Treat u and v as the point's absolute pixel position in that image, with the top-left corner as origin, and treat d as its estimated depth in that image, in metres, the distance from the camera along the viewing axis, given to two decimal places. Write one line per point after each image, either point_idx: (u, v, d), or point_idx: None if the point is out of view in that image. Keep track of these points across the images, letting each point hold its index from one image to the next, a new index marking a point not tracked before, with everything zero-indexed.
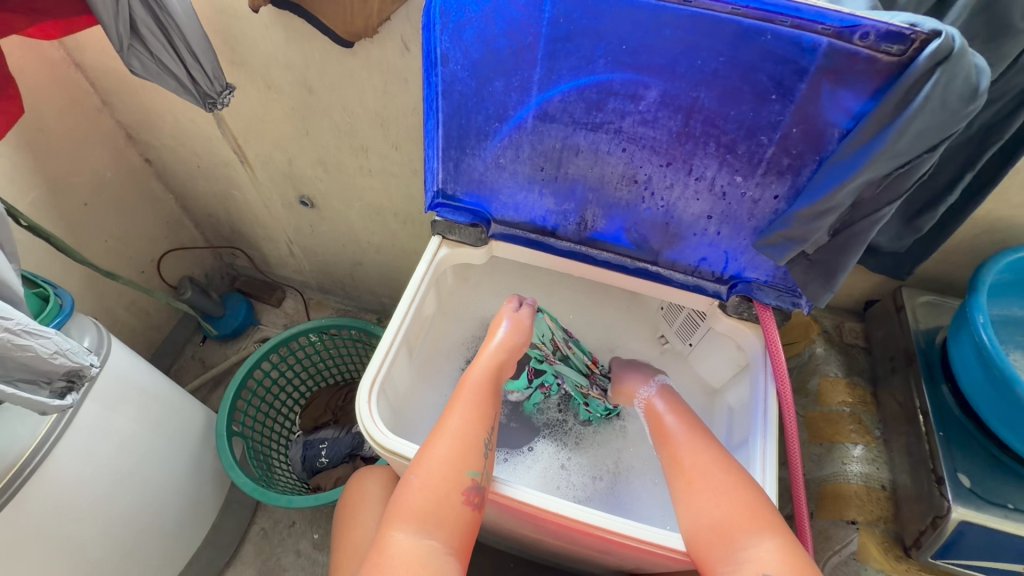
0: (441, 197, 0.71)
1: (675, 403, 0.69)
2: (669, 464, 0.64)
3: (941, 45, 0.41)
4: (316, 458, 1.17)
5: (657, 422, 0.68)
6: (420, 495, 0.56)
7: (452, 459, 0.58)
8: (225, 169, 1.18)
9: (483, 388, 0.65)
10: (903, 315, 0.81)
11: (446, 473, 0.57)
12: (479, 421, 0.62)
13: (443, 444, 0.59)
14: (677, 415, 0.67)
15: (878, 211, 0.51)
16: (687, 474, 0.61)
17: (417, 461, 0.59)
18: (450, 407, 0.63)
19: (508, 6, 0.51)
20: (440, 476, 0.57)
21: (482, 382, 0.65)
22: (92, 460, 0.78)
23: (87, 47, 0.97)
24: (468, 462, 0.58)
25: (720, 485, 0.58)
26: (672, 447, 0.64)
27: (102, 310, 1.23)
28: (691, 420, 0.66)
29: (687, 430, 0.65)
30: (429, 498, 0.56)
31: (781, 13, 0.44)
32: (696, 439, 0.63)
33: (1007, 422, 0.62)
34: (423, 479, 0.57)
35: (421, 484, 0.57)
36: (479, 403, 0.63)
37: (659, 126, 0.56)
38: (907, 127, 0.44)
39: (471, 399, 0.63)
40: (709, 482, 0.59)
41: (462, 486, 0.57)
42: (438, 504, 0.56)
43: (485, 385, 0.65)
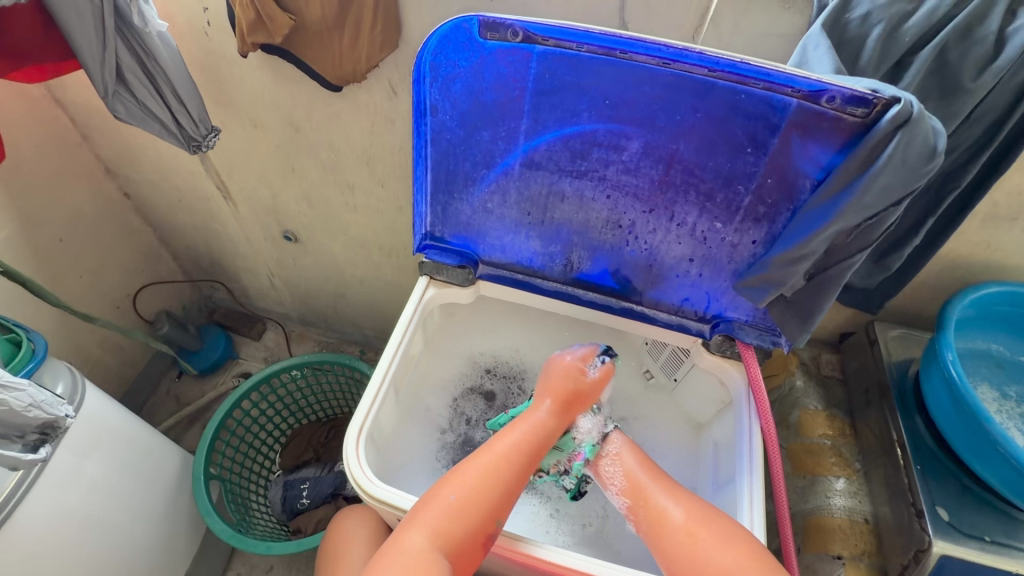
0: (429, 238, 0.72)
1: (643, 461, 0.65)
2: (653, 525, 0.61)
3: (901, 109, 0.44)
4: (298, 498, 1.13)
5: (632, 477, 0.64)
6: (450, 520, 0.57)
7: (485, 501, 0.59)
8: (207, 203, 1.17)
9: (544, 440, 0.64)
10: (876, 348, 0.84)
11: (479, 513, 0.58)
12: (522, 468, 0.62)
13: (482, 479, 0.59)
14: (653, 479, 0.64)
15: (849, 258, 0.53)
16: (684, 527, 0.59)
17: (457, 484, 0.59)
18: (498, 440, 0.63)
19: (497, 62, 0.53)
20: (472, 510, 0.58)
21: (539, 433, 0.64)
22: (61, 512, 0.75)
23: (70, 85, 0.97)
24: (497, 510, 0.59)
25: (716, 531, 0.58)
26: (656, 506, 0.61)
27: (74, 347, 1.19)
28: (667, 482, 0.63)
29: (667, 489, 0.62)
30: (455, 526, 0.57)
31: (753, 77, 0.47)
32: (678, 494, 0.62)
33: (979, 455, 0.64)
34: (459, 505, 0.58)
35: (454, 508, 0.57)
36: (533, 450, 0.63)
37: (641, 175, 0.58)
38: (874, 183, 0.47)
39: (527, 445, 0.63)
40: (708, 528, 0.58)
41: (485, 529, 0.58)
42: (462, 537, 0.56)
43: (547, 438, 0.64)
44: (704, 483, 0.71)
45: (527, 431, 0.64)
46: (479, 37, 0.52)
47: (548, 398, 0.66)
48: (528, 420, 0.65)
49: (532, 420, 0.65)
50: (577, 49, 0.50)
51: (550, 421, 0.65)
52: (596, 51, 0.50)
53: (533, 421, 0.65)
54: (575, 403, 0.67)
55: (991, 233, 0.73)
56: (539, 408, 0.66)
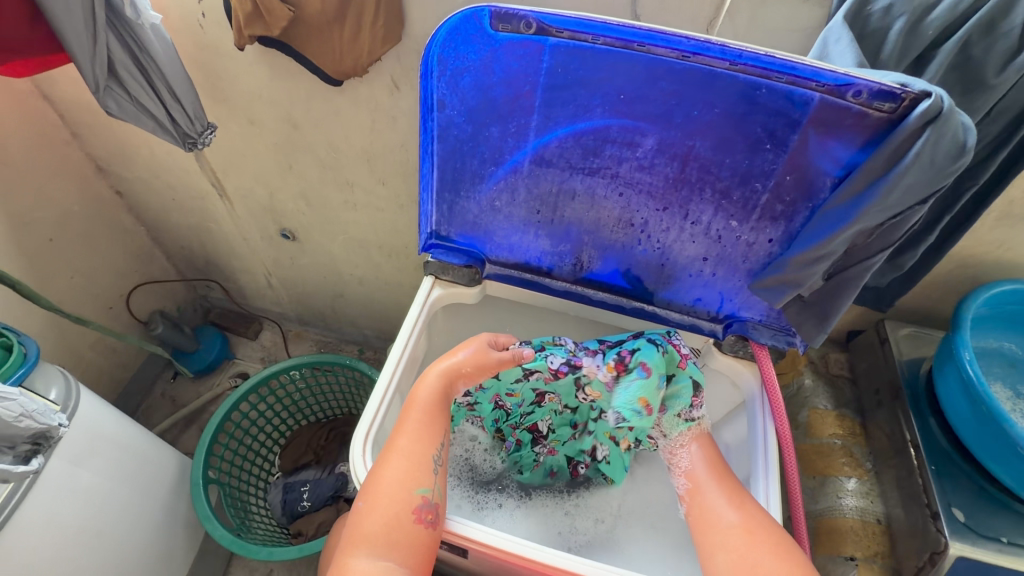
0: (435, 237, 0.70)
1: (713, 461, 0.63)
2: (704, 518, 0.59)
3: (930, 105, 0.42)
4: (298, 501, 1.12)
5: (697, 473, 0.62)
6: (370, 521, 0.54)
7: (400, 477, 0.56)
8: (201, 202, 1.15)
9: (435, 401, 0.62)
10: (886, 347, 0.83)
11: (395, 494, 0.55)
12: (428, 435, 0.60)
13: (393, 463, 0.57)
14: (716, 475, 0.62)
15: (870, 258, 0.52)
16: (738, 526, 0.56)
17: (365, 486, 0.57)
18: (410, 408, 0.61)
19: (507, 55, 0.51)
20: (383, 498, 0.55)
21: (438, 392, 0.62)
22: (55, 522, 0.72)
23: (58, 80, 0.93)
24: (414, 480, 0.56)
25: (773, 538, 0.54)
26: (710, 501, 0.59)
27: (66, 349, 1.16)
28: (728, 480, 0.61)
29: (728, 487, 0.60)
30: (377, 523, 0.54)
31: (777, 71, 0.45)
32: (737, 494, 0.59)
33: (996, 457, 0.63)
34: (370, 504, 0.55)
35: (364, 510, 0.55)
36: (431, 414, 0.61)
37: (655, 172, 0.57)
38: (900, 181, 0.45)
39: (423, 409, 0.61)
40: (763, 533, 0.55)
41: (411, 505, 0.55)
42: (387, 528, 0.54)
43: (439, 396, 0.62)
44: None
45: (430, 392, 0.62)
46: (489, 29, 0.50)
47: (453, 355, 0.64)
48: (424, 385, 0.63)
49: (432, 379, 0.63)
50: (593, 41, 0.48)
51: (445, 378, 0.63)
52: (612, 44, 0.48)
53: (428, 383, 0.63)
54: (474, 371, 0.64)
55: (1004, 232, 0.72)
56: (430, 371, 0.64)
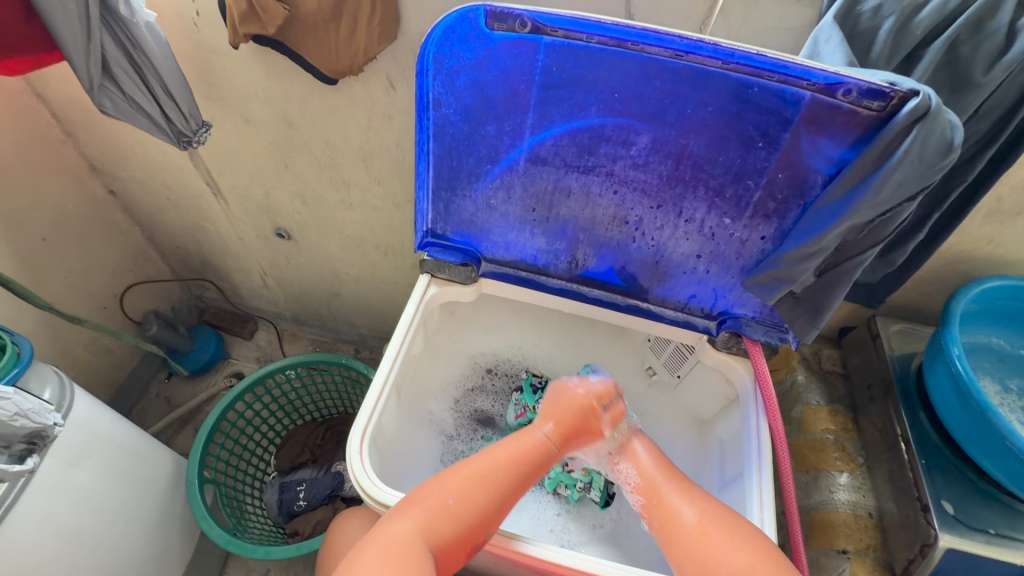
0: (430, 236, 0.70)
1: (659, 462, 0.65)
2: (664, 523, 0.59)
3: (919, 103, 0.43)
4: (294, 500, 1.11)
5: (646, 476, 0.63)
6: (444, 522, 0.55)
7: (484, 512, 0.57)
8: (197, 201, 1.14)
9: (536, 463, 0.62)
10: (878, 343, 0.84)
11: (473, 520, 0.56)
12: (519, 487, 0.60)
13: (477, 487, 0.58)
14: (667, 478, 0.63)
15: (861, 254, 0.53)
16: (696, 526, 0.57)
17: (457, 486, 0.57)
18: (501, 450, 0.61)
19: (503, 54, 0.52)
20: (468, 517, 0.56)
21: (540, 455, 0.62)
22: (51, 522, 0.72)
23: (51, 79, 0.93)
24: (491, 522, 0.57)
25: (732, 531, 0.55)
26: (669, 504, 0.60)
27: (60, 350, 1.15)
28: (682, 481, 0.62)
29: (681, 488, 0.61)
30: (450, 530, 0.55)
31: (769, 69, 0.46)
32: (690, 493, 0.60)
33: (985, 450, 0.64)
34: (457, 509, 0.56)
35: (452, 511, 0.55)
36: (531, 469, 0.61)
37: (650, 170, 0.57)
38: (890, 178, 0.46)
39: (526, 463, 0.61)
40: (722, 527, 0.56)
41: (476, 538, 0.56)
42: (454, 540, 0.55)
43: (542, 462, 0.62)
44: (708, 479, 0.71)
45: (529, 450, 0.62)
46: (485, 28, 0.50)
47: (551, 420, 0.65)
48: (535, 437, 0.64)
49: (536, 439, 0.63)
50: (587, 40, 0.48)
51: (553, 444, 0.63)
52: (606, 43, 0.48)
53: (534, 440, 0.63)
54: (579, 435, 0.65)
55: (993, 229, 0.73)
56: (540, 430, 0.64)
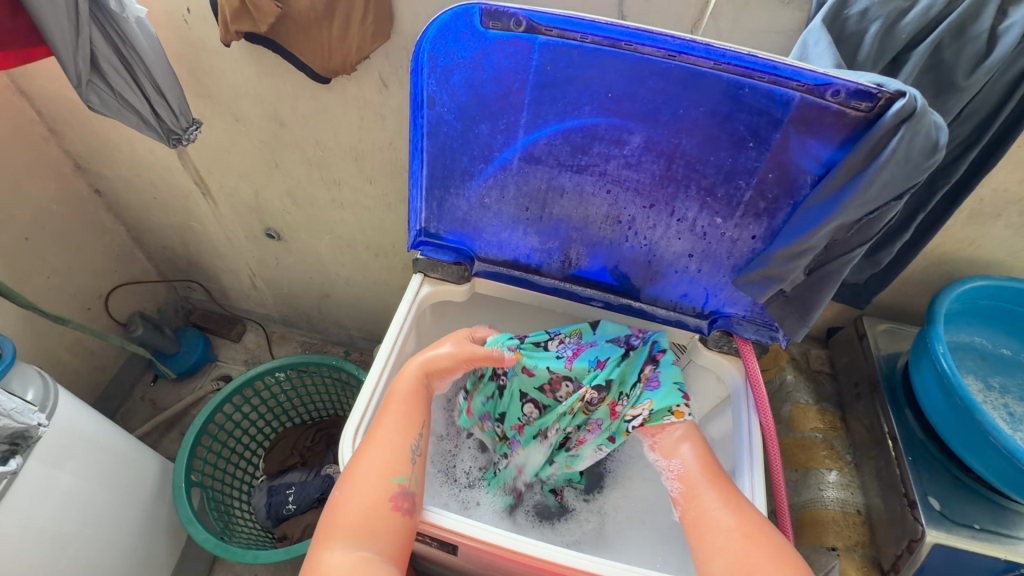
0: (424, 235, 0.70)
1: (709, 459, 0.59)
2: (701, 521, 0.55)
3: (905, 104, 0.44)
4: (283, 504, 1.09)
5: (691, 471, 0.58)
6: (351, 509, 0.53)
7: (378, 466, 0.55)
8: (184, 200, 1.13)
9: (403, 403, 0.60)
10: (865, 342, 0.86)
11: (374, 483, 0.54)
12: (404, 428, 0.58)
13: (369, 450, 0.56)
14: (712, 478, 0.58)
15: (849, 252, 0.54)
16: (739, 530, 0.53)
17: (342, 477, 0.56)
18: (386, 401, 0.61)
19: (496, 53, 0.52)
20: (364, 486, 0.54)
21: (409, 382, 0.62)
22: (33, 526, 0.70)
23: (35, 75, 0.91)
24: (393, 467, 0.55)
25: (774, 543, 0.51)
26: (709, 504, 0.56)
27: (42, 351, 1.13)
28: (727, 482, 0.58)
29: (722, 486, 0.57)
30: (359, 510, 0.52)
31: (760, 70, 0.47)
32: (735, 498, 0.56)
33: (970, 446, 0.66)
34: (350, 489, 0.54)
35: (343, 498, 0.54)
36: (404, 412, 0.60)
37: (642, 170, 0.58)
38: (877, 177, 0.47)
39: (401, 404, 0.60)
40: (765, 538, 0.52)
41: (390, 492, 0.54)
42: (372, 514, 0.52)
43: (413, 396, 0.61)
44: None
45: (394, 399, 0.61)
46: (480, 27, 0.50)
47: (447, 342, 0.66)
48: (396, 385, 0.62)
49: (404, 376, 0.62)
50: (581, 40, 0.49)
51: (419, 382, 0.62)
52: (600, 43, 0.49)
53: (400, 385, 0.62)
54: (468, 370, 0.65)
55: (975, 229, 0.75)
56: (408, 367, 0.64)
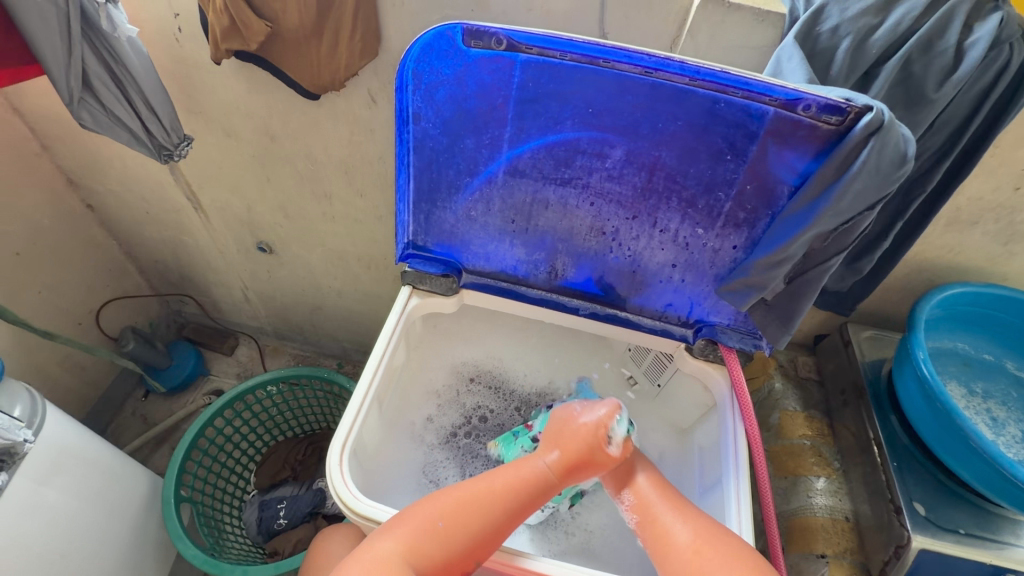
0: (412, 247, 0.71)
1: (660, 485, 0.61)
2: (658, 541, 0.57)
3: (873, 118, 0.45)
4: (274, 519, 1.08)
5: (643, 500, 0.60)
6: (432, 539, 0.54)
7: (476, 539, 0.55)
8: (177, 215, 1.14)
9: (531, 494, 0.58)
10: (850, 349, 0.87)
11: (462, 543, 0.55)
12: (512, 518, 0.57)
13: (472, 513, 0.56)
14: (663, 502, 0.59)
15: (827, 261, 0.55)
16: (690, 545, 0.54)
17: (445, 507, 0.56)
18: (501, 473, 0.59)
19: (479, 70, 0.53)
20: (456, 543, 0.54)
21: (538, 483, 0.59)
22: (19, 546, 0.70)
23: (28, 93, 0.92)
24: (481, 550, 0.55)
25: (727, 551, 0.53)
26: (663, 525, 0.57)
27: (32, 367, 1.12)
28: (679, 501, 0.59)
29: (677, 508, 0.58)
30: (437, 554, 0.54)
31: (733, 85, 0.48)
32: (685, 511, 0.58)
33: (951, 450, 0.67)
34: (446, 530, 0.55)
35: (442, 532, 0.54)
36: (528, 499, 0.58)
37: (624, 182, 0.59)
38: (849, 188, 0.48)
39: (521, 494, 0.58)
40: (717, 548, 0.54)
41: (466, 564, 0.55)
42: (440, 562, 0.54)
43: (538, 490, 0.59)
44: (688, 489, 0.71)
45: (528, 477, 0.59)
46: (463, 45, 0.51)
47: (555, 448, 0.61)
48: (534, 466, 0.60)
49: (537, 468, 0.60)
50: (561, 58, 0.50)
51: (552, 474, 0.60)
52: (579, 60, 0.50)
53: (534, 467, 0.60)
54: (582, 462, 0.60)
55: (954, 236, 0.76)
56: (543, 456, 0.61)
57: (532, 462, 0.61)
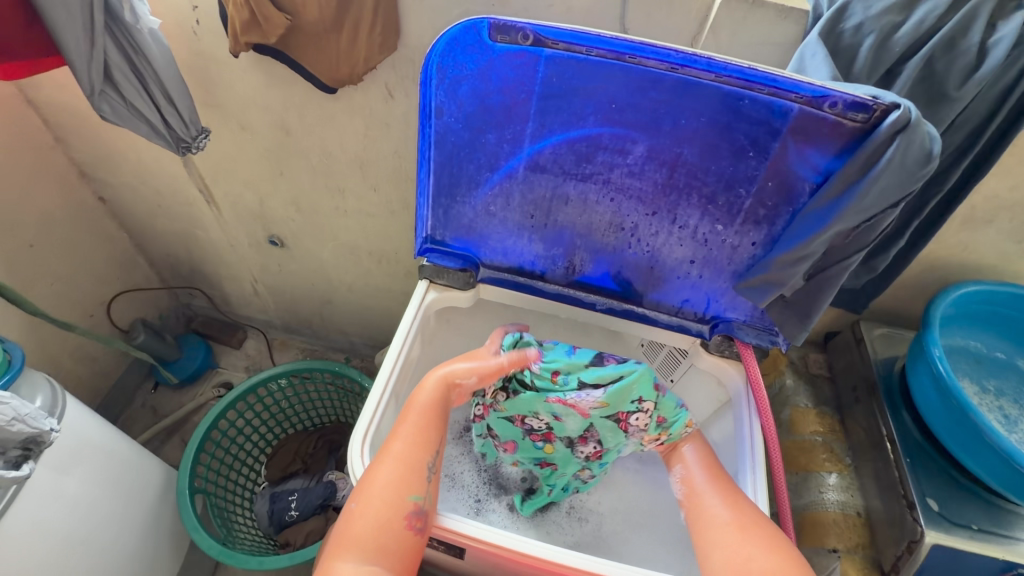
0: (430, 242, 0.71)
1: (711, 465, 0.62)
2: (700, 521, 0.57)
3: (900, 116, 0.46)
4: (286, 510, 1.09)
5: (691, 480, 0.61)
6: (362, 523, 0.52)
7: (396, 481, 0.54)
8: (189, 208, 1.14)
9: (434, 411, 0.61)
10: (862, 346, 0.88)
11: (390, 499, 0.53)
12: (428, 441, 0.59)
13: (387, 466, 0.55)
14: (715, 485, 0.59)
15: (847, 258, 0.56)
16: (731, 524, 0.54)
17: (359, 488, 0.54)
18: (405, 412, 0.60)
19: (504, 65, 0.54)
20: (382, 504, 0.53)
21: (432, 401, 0.61)
22: (39, 535, 0.70)
23: (43, 85, 0.92)
24: (410, 485, 0.55)
25: (768, 536, 0.53)
26: (707, 505, 0.58)
27: (45, 359, 1.13)
28: (730, 487, 0.59)
29: (723, 492, 0.58)
30: (371, 528, 0.51)
31: (759, 82, 0.48)
32: (733, 497, 0.58)
33: (966, 447, 0.67)
34: (365, 506, 0.53)
35: (391, 479, 0.54)
36: (428, 417, 0.60)
37: (645, 178, 0.59)
38: (874, 185, 0.49)
39: (422, 416, 0.60)
40: (759, 530, 0.53)
41: (404, 511, 0.53)
42: (380, 534, 0.51)
43: (435, 405, 0.61)
44: None
45: (427, 399, 0.61)
46: (488, 40, 0.52)
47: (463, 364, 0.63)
48: (422, 392, 0.62)
49: (431, 386, 0.62)
50: (587, 53, 0.50)
51: (450, 384, 0.62)
52: (605, 56, 0.50)
53: (430, 386, 0.62)
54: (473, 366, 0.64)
55: (969, 235, 0.77)
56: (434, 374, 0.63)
57: (424, 381, 0.63)
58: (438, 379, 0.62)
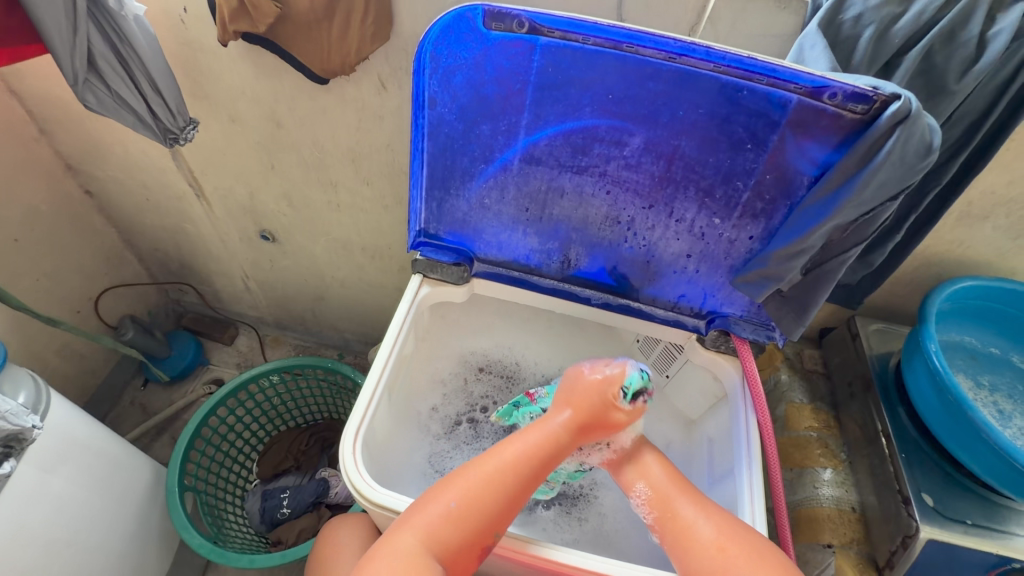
0: (423, 236, 0.70)
1: (674, 475, 0.61)
2: (678, 538, 0.57)
3: (900, 107, 0.45)
4: (277, 509, 1.08)
5: (660, 496, 0.59)
6: (449, 526, 0.54)
7: (489, 511, 0.55)
8: (178, 202, 1.12)
9: (546, 456, 0.59)
10: (858, 342, 0.88)
11: (479, 522, 0.55)
12: (526, 489, 0.58)
13: (480, 487, 0.56)
14: (682, 494, 0.59)
15: (845, 252, 0.55)
16: (713, 542, 0.55)
17: (456, 487, 0.56)
18: (514, 439, 0.60)
19: (499, 54, 0.52)
20: (471, 521, 0.55)
21: (551, 448, 0.59)
22: (23, 535, 0.69)
23: (27, 76, 0.90)
24: (497, 523, 0.56)
25: (750, 548, 0.54)
26: (683, 520, 0.57)
27: (30, 355, 1.11)
28: (694, 493, 0.60)
29: (694, 501, 0.58)
30: (454, 536, 0.54)
31: (758, 73, 0.47)
32: (704, 506, 0.58)
33: (961, 442, 0.67)
34: (457, 510, 0.54)
35: (454, 514, 0.54)
36: (540, 464, 0.58)
37: (642, 171, 0.58)
38: (873, 178, 0.48)
39: (528, 465, 0.58)
40: (740, 545, 0.54)
41: (483, 542, 0.55)
42: (459, 547, 0.54)
43: (549, 456, 0.59)
44: (697, 479, 0.72)
45: (537, 441, 0.59)
46: (483, 28, 0.50)
47: (567, 408, 0.61)
48: (541, 428, 0.60)
49: (548, 429, 0.60)
50: (583, 42, 0.49)
51: (565, 434, 0.60)
52: (602, 45, 0.49)
53: (547, 428, 0.60)
54: (593, 424, 0.60)
55: (964, 231, 0.77)
56: (557, 416, 0.61)
57: (547, 421, 0.61)
58: (561, 425, 0.60)
